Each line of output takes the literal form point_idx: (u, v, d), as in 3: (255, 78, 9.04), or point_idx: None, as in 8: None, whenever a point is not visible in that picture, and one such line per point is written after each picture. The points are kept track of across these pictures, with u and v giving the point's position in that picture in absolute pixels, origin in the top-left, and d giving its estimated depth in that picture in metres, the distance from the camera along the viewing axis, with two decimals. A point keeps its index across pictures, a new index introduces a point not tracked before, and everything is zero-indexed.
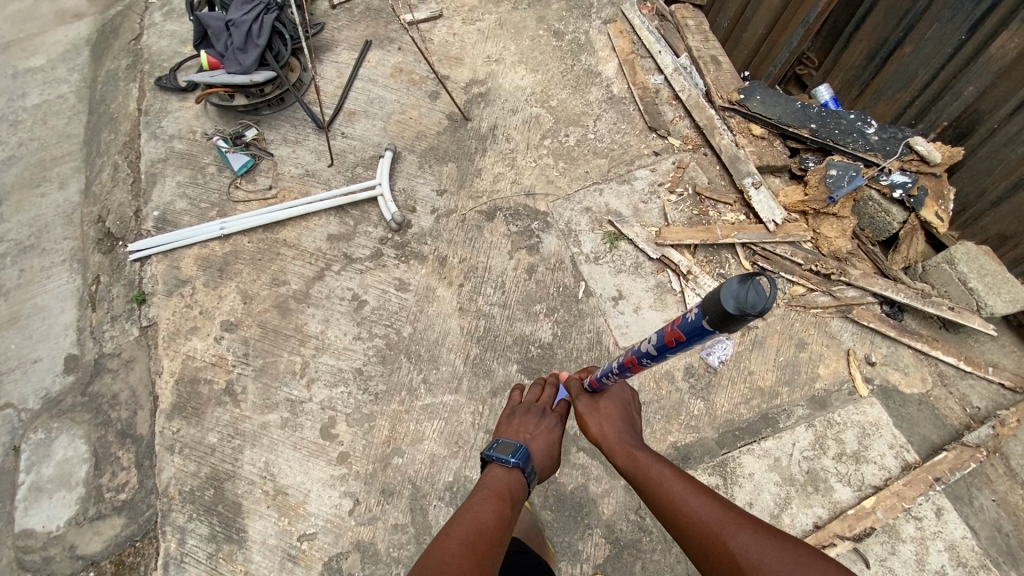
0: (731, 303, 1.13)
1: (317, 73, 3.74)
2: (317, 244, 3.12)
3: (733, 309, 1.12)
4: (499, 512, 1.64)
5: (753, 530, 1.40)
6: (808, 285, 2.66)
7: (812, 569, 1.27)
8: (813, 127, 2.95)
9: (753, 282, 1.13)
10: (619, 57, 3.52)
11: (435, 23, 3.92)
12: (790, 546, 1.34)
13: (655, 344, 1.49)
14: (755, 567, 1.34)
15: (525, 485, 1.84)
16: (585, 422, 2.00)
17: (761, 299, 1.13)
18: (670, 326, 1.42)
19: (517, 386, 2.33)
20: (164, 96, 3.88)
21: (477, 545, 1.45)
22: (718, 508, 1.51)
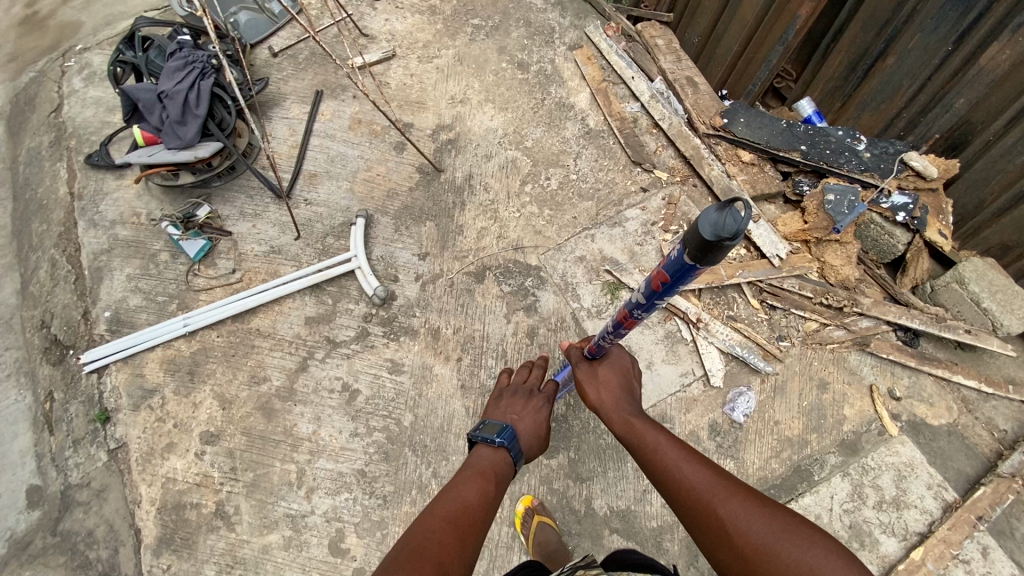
0: (710, 229, 1.10)
1: (270, 133, 3.46)
2: (295, 331, 2.86)
3: (712, 236, 1.10)
4: (486, 488, 1.65)
5: (746, 501, 1.40)
6: (821, 319, 2.57)
7: (798, 538, 1.26)
8: (804, 149, 2.83)
9: (729, 205, 1.11)
10: (591, 86, 3.34)
11: (389, 64, 3.64)
12: (779, 518, 1.34)
13: (646, 295, 1.44)
14: (743, 537, 1.34)
15: (511, 464, 1.79)
16: (585, 391, 1.93)
17: (738, 223, 1.11)
18: (656, 275, 1.38)
19: (506, 366, 2.27)
20: (98, 175, 3.50)
21: (460, 522, 1.47)
22: (711, 476, 1.50)
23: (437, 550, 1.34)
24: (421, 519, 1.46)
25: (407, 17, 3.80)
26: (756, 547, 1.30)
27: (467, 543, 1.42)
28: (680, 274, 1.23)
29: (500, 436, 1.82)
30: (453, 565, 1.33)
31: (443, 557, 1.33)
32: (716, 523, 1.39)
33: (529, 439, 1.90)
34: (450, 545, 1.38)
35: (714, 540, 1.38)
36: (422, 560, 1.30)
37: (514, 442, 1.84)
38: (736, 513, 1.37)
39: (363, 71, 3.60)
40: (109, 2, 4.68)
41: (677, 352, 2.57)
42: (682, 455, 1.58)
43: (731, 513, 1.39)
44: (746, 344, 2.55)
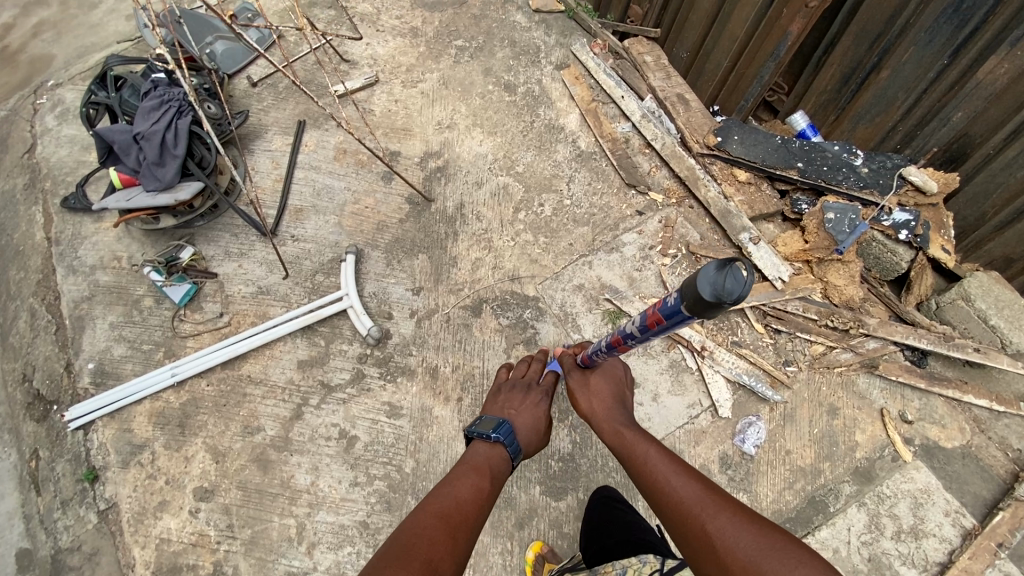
0: (707, 289, 1.16)
1: (252, 167, 3.36)
2: (288, 376, 2.76)
3: (709, 298, 1.16)
4: (480, 488, 1.70)
5: (734, 516, 1.41)
6: (827, 342, 2.51)
7: (784, 556, 1.27)
8: (801, 166, 2.77)
9: (732, 269, 1.16)
10: (581, 106, 3.27)
11: (372, 90, 3.55)
12: (765, 534, 1.34)
13: (642, 324, 1.54)
14: (729, 551, 1.34)
15: (507, 459, 1.89)
16: (577, 399, 2.08)
17: (738, 286, 1.16)
18: (653, 310, 1.47)
19: (505, 365, 2.43)
20: (75, 218, 3.39)
21: (451, 520, 1.51)
22: (701, 491, 1.52)
23: (427, 547, 1.39)
24: (414, 516, 1.51)
25: (389, 40, 3.71)
26: (741, 561, 1.30)
27: (458, 542, 1.47)
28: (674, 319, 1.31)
29: (496, 432, 1.94)
30: (442, 563, 1.37)
31: (433, 554, 1.37)
32: (702, 534, 1.40)
33: (525, 434, 2.01)
34: (439, 544, 1.42)
35: (700, 553, 1.39)
36: (411, 556, 1.34)
37: (510, 437, 1.95)
38: (722, 527, 1.39)
39: (345, 99, 3.51)
40: (81, 33, 4.55)
41: (683, 382, 2.50)
42: (673, 468, 1.62)
43: (718, 527, 1.40)
44: (753, 372, 2.48)
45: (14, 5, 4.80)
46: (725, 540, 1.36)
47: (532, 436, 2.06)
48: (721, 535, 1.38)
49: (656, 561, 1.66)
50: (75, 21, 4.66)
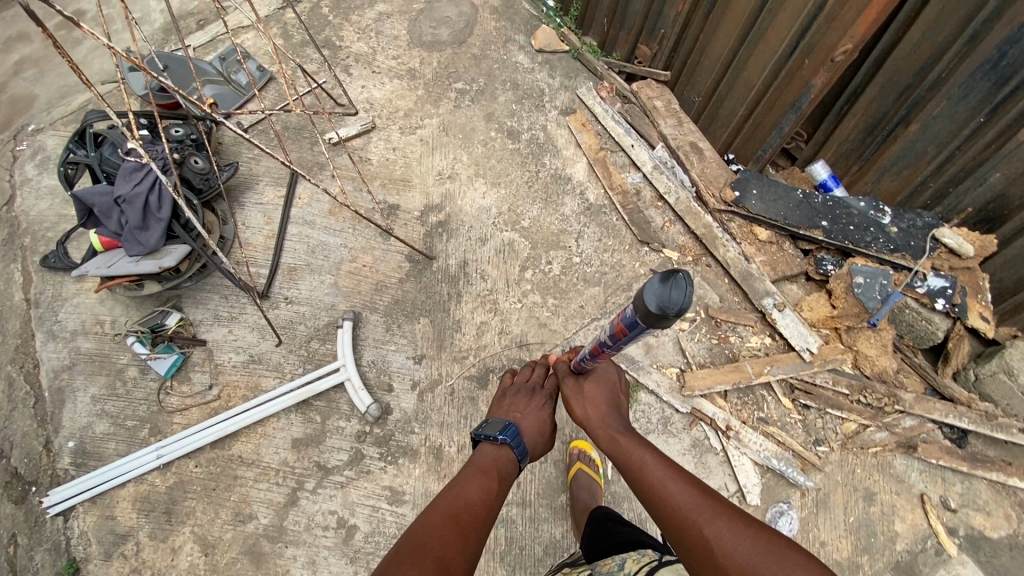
0: (655, 306, 1.23)
1: (243, 222, 3.19)
2: (282, 456, 2.58)
3: (659, 315, 1.22)
4: (487, 486, 1.64)
5: (732, 521, 1.34)
6: (860, 419, 2.34)
7: (788, 562, 1.19)
8: (826, 225, 2.60)
9: (673, 281, 1.23)
10: (588, 155, 3.11)
11: (368, 137, 3.38)
12: (766, 538, 1.27)
13: (609, 338, 1.55)
14: (728, 557, 1.27)
15: (514, 461, 1.83)
16: (571, 407, 1.96)
17: (681, 296, 1.22)
18: (615, 325, 1.48)
19: (509, 369, 2.34)
20: (55, 278, 3.21)
21: (461, 520, 1.47)
22: (698, 496, 1.45)
23: (438, 544, 1.35)
24: (423, 516, 1.46)
25: (385, 82, 3.54)
26: (740, 566, 1.23)
27: (469, 540, 1.43)
28: (634, 335, 1.34)
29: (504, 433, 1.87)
30: (455, 560, 1.33)
31: (444, 553, 1.33)
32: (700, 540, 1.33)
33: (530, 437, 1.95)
34: (452, 543, 1.38)
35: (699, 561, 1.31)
36: (422, 554, 1.31)
37: (516, 439, 1.88)
38: (720, 532, 1.32)
39: (340, 147, 3.34)
40: (64, 72, 4.38)
41: (707, 465, 2.33)
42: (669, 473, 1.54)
43: (716, 533, 1.33)
44: (782, 455, 2.31)
45: None
46: (724, 545, 1.30)
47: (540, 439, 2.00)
48: (720, 540, 1.31)
49: (655, 554, 1.54)
50: (58, 57, 4.48)
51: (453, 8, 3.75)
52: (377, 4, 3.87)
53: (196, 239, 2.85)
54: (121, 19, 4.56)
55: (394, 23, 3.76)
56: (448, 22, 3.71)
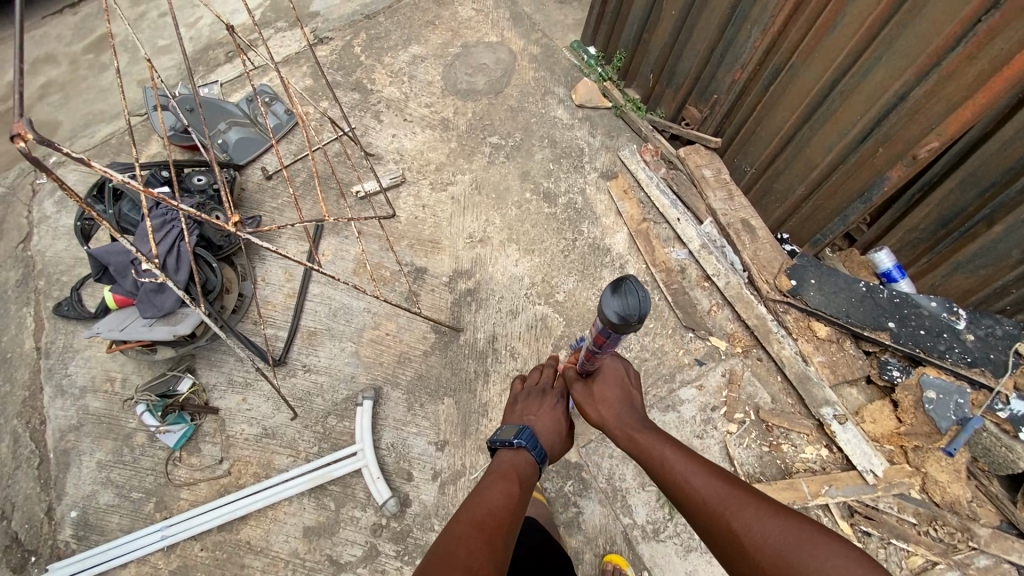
0: (612, 317, 1.28)
1: (262, 278, 3.05)
2: (292, 546, 2.42)
3: (620, 325, 1.28)
4: (509, 492, 1.58)
5: (760, 510, 1.35)
6: (929, 555, 2.11)
7: (816, 549, 1.23)
8: (893, 327, 2.40)
9: (626, 290, 1.28)
10: (629, 226, 2.91)
11: (398, 191, 3.23)
12: (792, 525, 1.30)
13: (594, 344, 1.58)
14: (761, 549, 1.29)
15: (533, 465, 1.74)
16: (584, 410, 1.88)
17: (638, 302, 1.27)
18: (594, 334, 1.53)
19: (521, 375, 2.24)
20: (67, 326, 3.09)
21: (487, 527, 1.39)
22: (722, 487, 1.44)
23: (465, 555, 1.27)
24: (446, 530, 1.39)
25: (417, 132, 3.40)
26: (773, 558, 1.27)
27: (497, 547, 1.35)
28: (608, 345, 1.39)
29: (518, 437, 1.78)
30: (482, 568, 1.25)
31: (473, 566, 1.25)
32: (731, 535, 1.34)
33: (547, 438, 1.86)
34: (478, 552, 1.30)
35: (731, 556, 1.33)
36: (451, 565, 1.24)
37: (533, 442, 1.79)
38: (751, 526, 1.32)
39: (367, 200, 3.20)
40: (89, 98, 4.29)
41: None
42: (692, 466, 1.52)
43: (746, 525, 1.34)
44: None
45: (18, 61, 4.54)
46: (754, 536, 1.31)
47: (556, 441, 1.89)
48: (750, 532, 1.32)
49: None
50: (83, 82, 4.40)
51: (490, 55, 3.59)
52: (411, 45, 3.72)
53: (213, 301, 2.71)
54: (149, 46, 4.47)
55: (428, 67, 3.61)
56: (484, 69, 3.54)
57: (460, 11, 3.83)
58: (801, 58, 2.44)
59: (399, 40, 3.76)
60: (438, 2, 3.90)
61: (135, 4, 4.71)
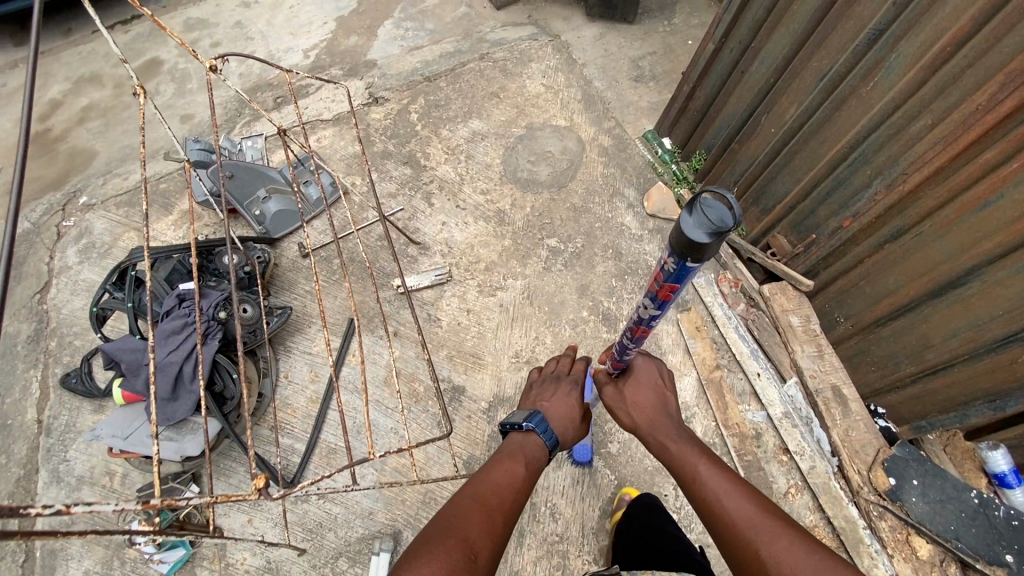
0: (695, 237, 1.05)
1: (284, 375, 2.77)
2: None
3: (702, 243, 1.05)
4: (514, 472, 1.55)
5: (794, 542, 1.27)
6: None
7: None
8: (1011, 560, 2.05)
9: (705, 204, 1.06)
10: (700, 371, 2.56)
11: (441, 289, 2.94)
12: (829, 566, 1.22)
13: (652, 302, 1.35)
14: None
15: (542, 447, 1.70)
16: (616, 413, 1.79)
17: (721, 211, 1.06)
18: (654, 283, 1.29)
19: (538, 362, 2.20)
20: (73, 400, 2.86)
21: (486, 504, 1.39)
22: (756, 513, 1.37)
23: (462, 528, 1.29)
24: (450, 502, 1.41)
25: (469, 223, 3.12)
26: None
27: (497, 523, 1.35)
28: (686, 282, 1.17)
29: (530, 418, 1.74)
30: (480, 541, 1.28)
31: (470, 537, 1.28)
32: (757, 564, 1.28)
33: (560, 424, 1.80)
34: (475, 529, 1.31)
35: None
36: (447, 536, 1.26)
37: (543, 425, 1.75)
38: (781, 558, 1.25)
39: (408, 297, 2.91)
40: (129, 129, 4.10)
41: None
42: (728, 485, 1.44)
43: (777, 558, 1.27)
44: None
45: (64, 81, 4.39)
46: (783, 568, 1.24)
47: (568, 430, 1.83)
48: (778, 563, 1.25)
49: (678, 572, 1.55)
50: (125, 111, 4.21)
51: (556, 142, 3.31)
52: (472, 119, 3.45)
53: (230, 411, 2.42)
54: (198, 79, 4.27)
55: (487, 148, 3.34)
56: (549, 158, 3.26)
57: (528, 85, 3.55)
58: (932, 227, 2.08)
59: (460, 112, 3.49)
60: (504, 71, 3.62)
61: (189, 31, 4.54)
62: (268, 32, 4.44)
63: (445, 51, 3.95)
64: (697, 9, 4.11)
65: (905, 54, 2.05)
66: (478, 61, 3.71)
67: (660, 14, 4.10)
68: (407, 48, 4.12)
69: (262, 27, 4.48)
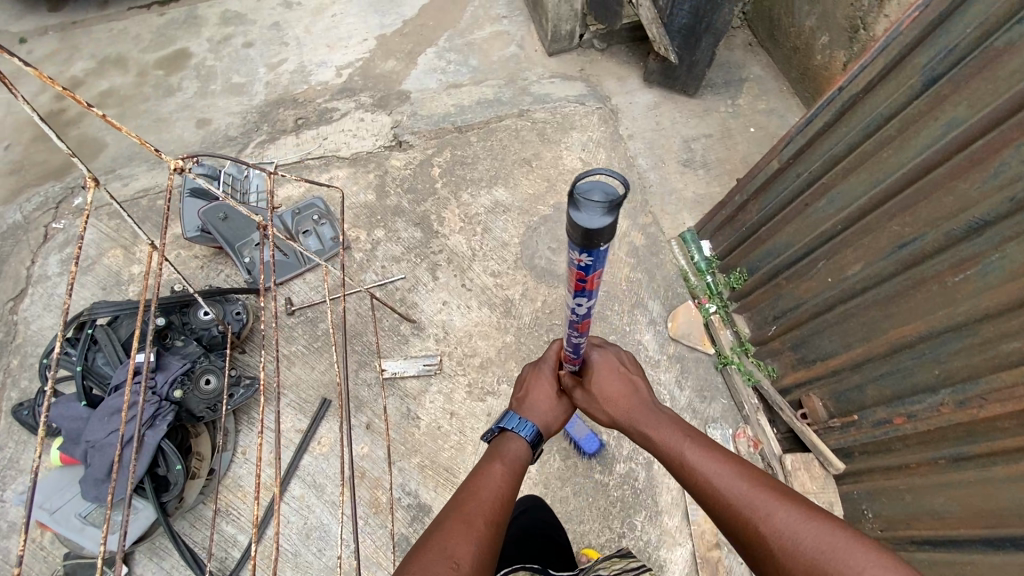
0: (596, 226, 1.03)
1: (242, 450, 2.54)
2: None
3: (605, 228, 1.03)
4: (499, 470, 1.52)
5: (790, 513, 1.24)
6: None
7: (848, 554, 1.13)
8: None
9: (589, 193, 1.03)
10: (697, 547, 2.33)
11: (427, 381, 2.64)
12: (824, 525, 1.20)
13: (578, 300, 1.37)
14: (790, 553, 1.20)
15: (523, 445, 1.64)
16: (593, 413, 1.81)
17: (601, 188, 1.04)
18: (574, 280, 1.29)
19: None
20: (23, 433, 2.66)
21: (466, 508, 1.37)
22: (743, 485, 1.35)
23: (442, 539, 1.28)
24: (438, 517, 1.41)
25: (472, 308, 2.82)
26: (806, 564, 1.17)
27: (476, 524, 1.33)
28: (600, 267, 1.14)
29: (505, 419, 1.72)
30: (461, 548, 1.27)
31: (449, 547, 1.26)
32: (761, 542, 1.25)
33: (542, 414, 1.76)
34: (457, 536, 1.29)
35: (763, 561, 1.24)
36: (429, 548, 1.27)
37: (520, 423, 1.69)
38: (778, 528, 1.23)
39: (390, 385, 2.63)
40: (142, 123, 3.87)
41: None
42: (715, 465, 1.41)
43: (774, 528, 1.24)
44: None
45: (90, 61, 4.20)
46: (786, 541, 1.21)
47: (552, 416, 1.79)
48: (780, 536, 1.22)
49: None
50: (142, 101, 3.98)
51: None
52: (497, 187, 3.17)
53: (167, 501, 2.18)
54: (223, 80, 4.02)
55: (508, 224, 3.05)
56: None
57: (564, 157, 3.23)
58: (1005, 468, 1.76)
59: (485, 175, 3.21)
60: (542, 135, 3.31)
61: (224, 25, 4.30)
62: (304, 40, 4.18)
63: (484, 97, 3.64)
64: (766, 91, 3.70)
65: (1011, 258, 1.72)
66: (516, 119, 3.40)
67: (724, 92, 3.72)
68: (445, 84, 3.82)
69: (299, 34, 4.21)
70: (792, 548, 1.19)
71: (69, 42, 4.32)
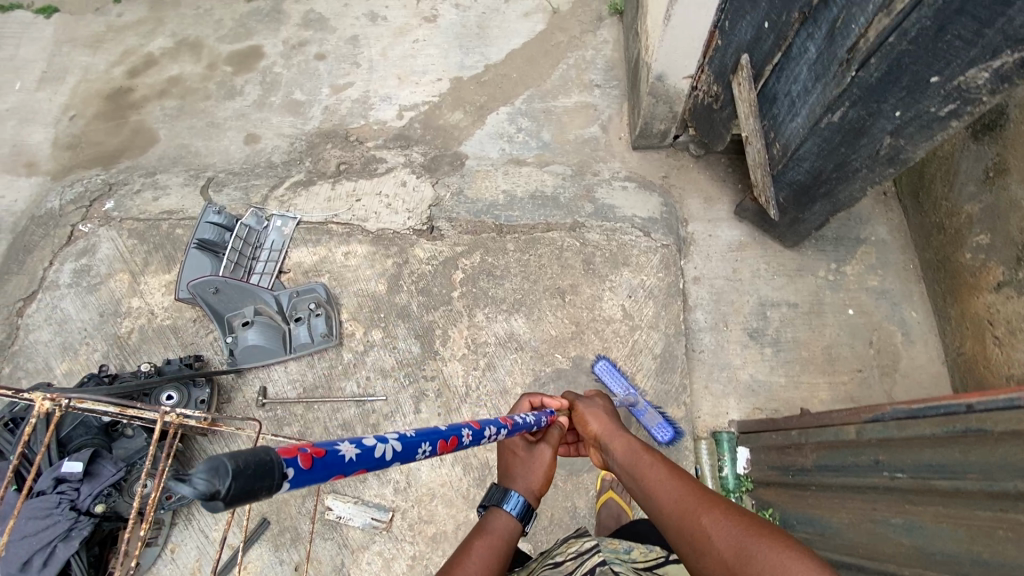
0: (222, 511, 0.76)
1: (171, 548, 2.42)
2: None
3: (227, 507, 0.77)
4: (486, 552, 1.39)
5: (727, 512, 1.19)
6: None
7: (777, 546, 1.06)
8: None
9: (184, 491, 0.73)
10: None
11: (371, 535, 2.38)
12: (756, 523, 1.14)
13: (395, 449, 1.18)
14: (726, 551, 1.12)
15: (504, 519, 1.49)
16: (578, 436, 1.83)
17: (206, 477, 0.74)
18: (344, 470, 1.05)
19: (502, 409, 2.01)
20: None
21: None
22: (690, 491, 1.31)
23: None
24: None
25: (444, 461, 2.47)
26: (738, 559, 1.09)
27: None
28: (310, 484, 0.92)
29: (487, 495, 1.56)
30: None
31: None
32: (698, 538, 1.18)
33: (523, 482, 1.60)
34: None
35: (705, 564, 1.15)
36: None
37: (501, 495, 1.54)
38: (715, 528, 1.17)
39: (331, 528, 2.40)
40: (195, 123, 3.71)
41: None
42: (665, 473, 1.41)
43: (712, 527, 1.18)
44: None
45: (170, 39, 4.07)
46: (720, 541, 1.14)
47: (533, 478, 1.62)
48: (717, 536, 1.16)
49: (663, 552, 1.57)
50: (203, 97, 3.82)
51: None
52: (517, 315, 2.75)
53: None
54: (285, 92, 3.77)
55: (514, 368, 2.64)
56: None
57: (605, 300, 2.77)
58: None
59: (509, 297, 2.79)
60: (588, 265, 2.84)
61: (304, 27, 4.02)
62: (377, 64, 3.82)
63: (540, 190, 3.14)
64: (886, 264, 2.95)
65: None
66: (564, 234, 2.94)
67: (832, 250, 2.99)
68: (506, 157, 3.35)
69: (373, 55, 3.86)
70: (729, 548, 1.12)
71: (157, 13, 4.21)
